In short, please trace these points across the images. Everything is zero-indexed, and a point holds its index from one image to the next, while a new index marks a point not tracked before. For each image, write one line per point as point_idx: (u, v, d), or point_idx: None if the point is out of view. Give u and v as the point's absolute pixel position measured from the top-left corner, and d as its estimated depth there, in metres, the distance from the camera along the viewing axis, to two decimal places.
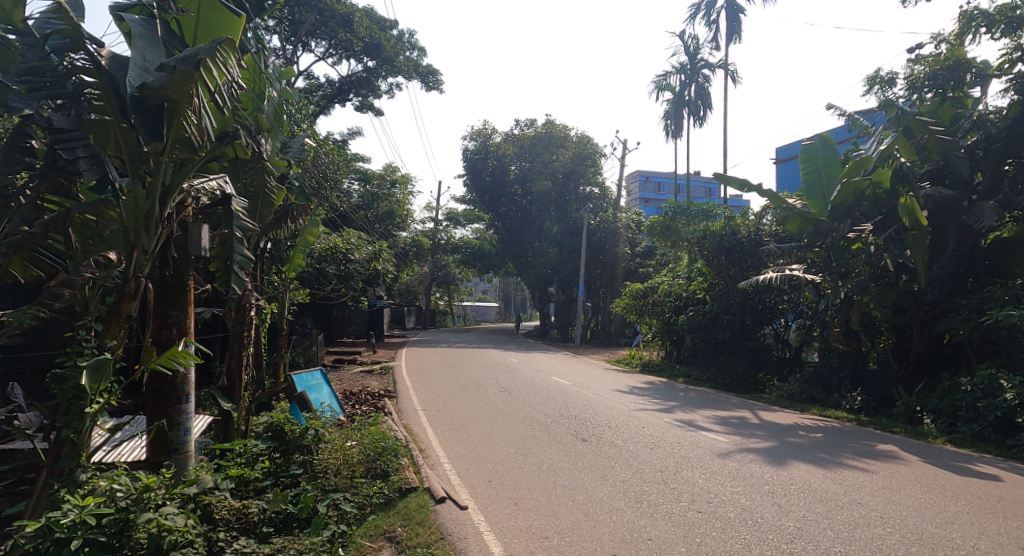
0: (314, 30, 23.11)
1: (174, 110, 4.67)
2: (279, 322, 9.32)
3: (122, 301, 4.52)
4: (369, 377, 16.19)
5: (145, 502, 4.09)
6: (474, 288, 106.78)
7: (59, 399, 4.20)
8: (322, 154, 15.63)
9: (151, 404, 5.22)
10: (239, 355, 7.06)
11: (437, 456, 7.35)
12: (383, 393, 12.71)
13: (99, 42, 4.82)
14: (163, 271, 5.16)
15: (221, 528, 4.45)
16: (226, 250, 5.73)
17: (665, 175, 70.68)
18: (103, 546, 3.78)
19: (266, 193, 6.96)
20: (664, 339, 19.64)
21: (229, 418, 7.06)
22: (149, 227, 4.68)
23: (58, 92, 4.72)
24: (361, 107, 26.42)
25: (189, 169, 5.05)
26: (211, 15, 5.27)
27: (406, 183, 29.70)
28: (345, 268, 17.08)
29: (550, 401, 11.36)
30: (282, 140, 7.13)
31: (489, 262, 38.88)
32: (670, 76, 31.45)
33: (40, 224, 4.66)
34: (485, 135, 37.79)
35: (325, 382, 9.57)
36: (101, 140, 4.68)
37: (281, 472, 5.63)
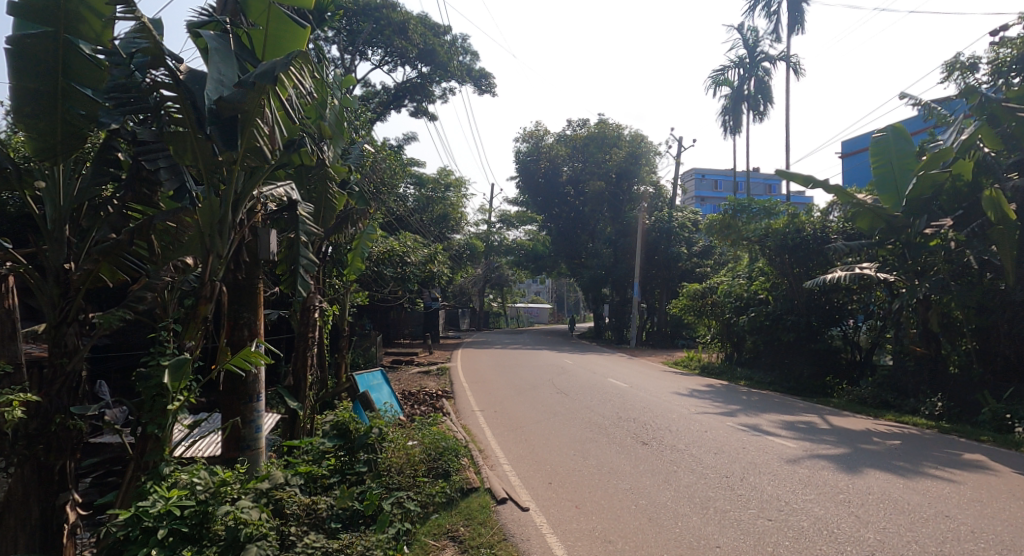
0: (370, 39, 23.76)
1: (246, 120, 4.90)
2: (341, 323, 9.61)
3: (199, 304, 4.76)
4: (426, 378, 16.40)
5: (222, 496, 4.29)
6: (527, 289, 107.32)
7: (144, 396, 4.45)
8: (380, 159, 16.04)
9: (226, 402, 5.52)
10: (304, 356, 7.39)
11: (496, 457, 7.39)
12: (441, 393, 12.93)
13: (177, 58, 5.04)
14: (236, 274, 5.52)
15: (292, 522, 4.61)
16: (293, 254, 6.04)
17: (721, 171, 68.89)
18: (185, 536, 3.97)
19: (328, 199, 7.26)
20: (724, 341, 19.11)
21: (296, 416, 7.39)
22: (222, 233, 4.96)
23: (144, 107, 4.79)
24: (415, 113, 27.00)
25: (259, 178, 5.33)
26: (280, 29, 5.45)
27: (461, 186, 29.49)
28: (401, 271, 17.42)
29: (607, 403, 11.28)
30: (343, 146, 7.31)
31: (542, 263, 38.22)
32: (728, 70, 30.65)
33: (128, 232, 4.91)
34: (538, 135, 37.82)
35: (385, 382, 9.78)
36: (179, 150, 5.03)
37: (346, 469, 5.77)
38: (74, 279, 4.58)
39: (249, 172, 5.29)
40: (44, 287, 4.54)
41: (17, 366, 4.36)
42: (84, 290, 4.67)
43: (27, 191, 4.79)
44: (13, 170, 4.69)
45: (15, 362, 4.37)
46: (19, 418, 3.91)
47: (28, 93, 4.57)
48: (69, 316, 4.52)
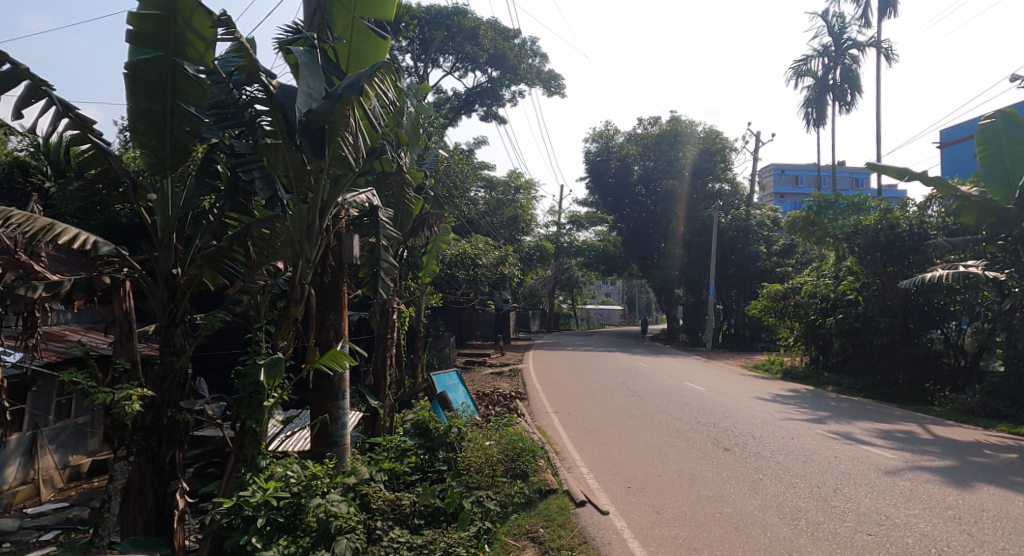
0: (442, 46, 24.29)
1: (332, 131, 5.09)
2: (418, 325, 9.85)
3: (290, 306, 5.02)
4: (499, 379, 16.57)
5: (313, 489, 4.50)
6: (597, 290, 106.60)
7: (243, 393, 4.73)
8: (452, 164, 16.37)
9: (316, 399, 5.83)
10: (383, 356, 7.72)
11: (573, 459, 7.36)
12: (514, 394, 13.01)
13: (270, 73, 5.34)
14: (323, 278, 5.82)
15: (378, 516, 4.77)
16: (374, 257, 6.28)
17: (802, 166, 65.81)
18: (281, 526, 4.20)
19: (405, 204, 7.49)
20: (809, 344, 18.20)
21: (377, 414, 7.68)
22: (311, 238, 5.20)
23: (238, 122, 5.44)
24: (486, 117, 27.35)
25: (344, 185, 5.55)
26: (365, 42, 5.65)
27: (531, 188, 29.36)
28: (473, 273, 17.66)
29: (684, 407, 11.01)
30: (420, 151, 7.50)
31: (613, 264, 37.79)
32: (811, 59, 29.23)
33: (227, 238, 5.21)
34: (608, 136, 37.40)
35: (461, 382, 9.97)
36: (272, 161, 5.29)
37: (427, 467, 5.90)
38: (181, 283, 4.96)
39: (335, 179, 5.51)
40: (156, 291, 4.92)
41: (134, 362, 4.74)
42: (189, 293, 5.05)
43: (140, 203, 5.22)
44: (129, 184, 5.12)
45: (132, 359, 4.75)
46: (137, 411, 4.27)
47: (142, 112, 4.97)
48: (177, 317, 4.90)
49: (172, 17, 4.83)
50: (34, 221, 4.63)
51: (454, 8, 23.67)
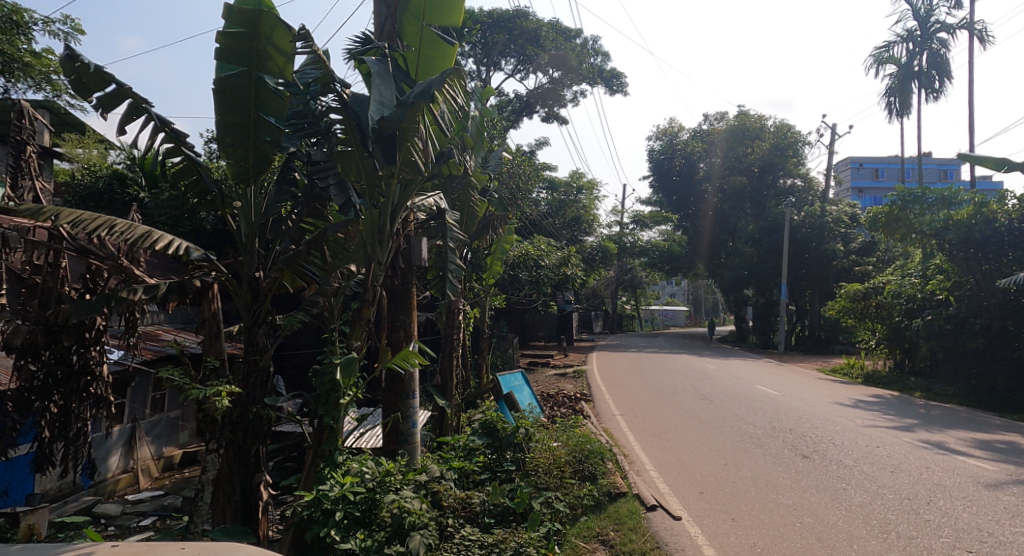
0: (504, 49, 24.48)
1: (403, 137, 5.23)
2: (483, 326, 9.94)
3: (363, 307, 5.18)
4: (563, 380, 16.52)
5: (387, 485, 4.61)
6: (662, 291, 104.43)
7: (320, 391, 4.91)
8: (516, 166, 16.44)
9: (388, 398, 6.02)
10: (450, 356, 7.85)
11: (642, 463, 7.24)
12: (580, 396, 12.92)
13: (343, 82, 5.55)
14: (394, 280, 5.98)
15: (449, 514, 4.86)
16: (442, 260, 6.41)
17: (883, 159, 62.19)
18: (358, 519, 4.33)
19: (471, 206, 7.60)
20: (893, 347, 17.17)
21: (444, 413, 7.81)
22: (382, 241, 5.37)
23: (314, 131, 5.67)
24: (547, 118, 27.32)
25: (413, 189, 5.69)
26: (432, 47, 5.77)
27: (593, 187, 29.13)
28: (537, 274, 17.66)
29: (757, 411, 10.64)
30: (485, 154, 7.57)
31: (679, 264, 36.90)
32: (894, 46, 27.60)
33: (305, 242, 5.42)
34: (672, 133, 36.62)
35: (526, 383, 10.01)
36: (346, 168, 5.50)
37: (496, 467, 5.95)
38: (263, 286, 5.22)
39: (404, 184, 5.66)
40: (240, 293, 5.20)
41: (222, 360, 5.03)
42: (270, 295, 5.31)
43: (227, 210, 5.53)
44: (218, 193, 5.44)
45: (220, 357, 5.04)
46: (225, 406, 4.52)
47: (228, 125, 5.21)
48: (260, 318, 5.16)
49: (256, 34, 5.18)
50: (134, 230, 4.96)
51: (516, 11, 23.81)
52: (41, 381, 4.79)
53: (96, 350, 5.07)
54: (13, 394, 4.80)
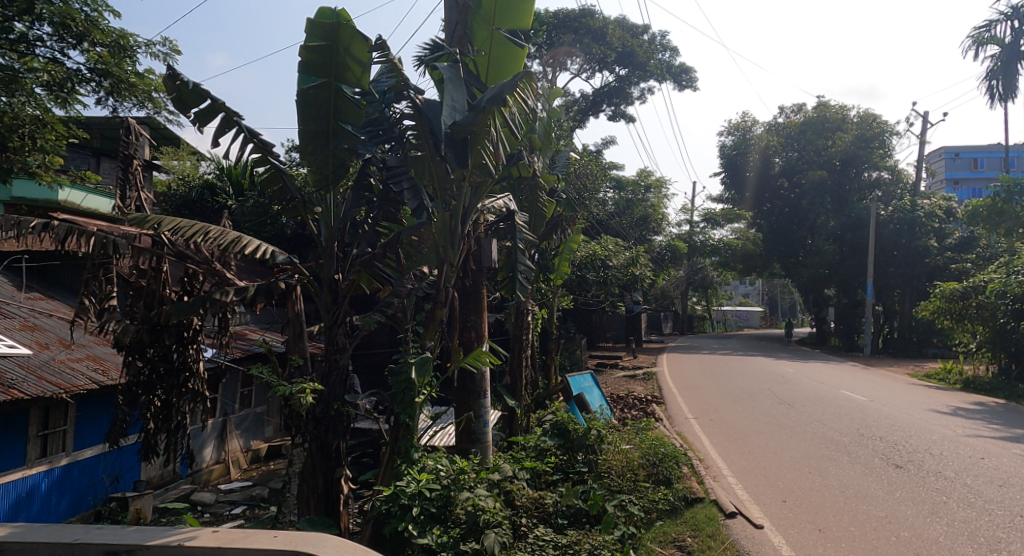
0: (570, 49, 24.41)
1: (475, 140, 5.30)
2: (551, 327, 9.93)
3: (436, 308, 5.29)
4: (632, 382, 16.27)
5: (462, 483, 4.69)
6: (735, 292, 101.14)
7: (396, 389, 5.05)
8: (583, 166, 16.37)
9: (461, 398, 6.11)
10: (519, 357, 7.91)
11: (719, 468, 7.03)
12: (651, 398, 12.69)
13: (417, 89, 5.70)
14: (465, 281, 6.08)
15: (522, 513, 4.89)
16: (512, 261, 6.44)
17: (982, 148, 57.61)
18: (433, 515, 4.43)
19: (539, 207, 7.62)
20: (996, 351, 15.88)
21: (514, 413, 7.89)
22: (454, 244, 5.49)
23: (390, 137, 5.91)
24: (614, 116, 27.00)
25: (484, 192, 5.75)
26: (504, 52, 5.84)
27: (662, 186, 28.52)
28: (604, 275, 17.51)
29: (842, 417, 10.11)
30: (553, 155, 7.57)
31: (753, 263, 35.58)
32: (996, 25, 25.54)
33: (381, 245, 5.61)
34: (746, 128, 35.56)
35: (595, 384, 9.94)
36: (419, 172, 5.60)
37: (567, 468, 5.94)
38: (342, 287, 5.43)
39: (475, 187, 5.74)
40: (321, 294, 5.44)
41: (304, 359, 5.28)
42: (348, 297, 5.52)
43: (308, 216, 5.80)
44: (300, 200, 5.72)
45: (303, 356, 5.29)
46: (308, 402, 4.72)
47: (309, 134, 5.44)
48: (339, 319, 5.37)
49: (335, 46, 5.39)
50: (225, 235, 5.29)
51: (582, 10, 23.69)
52: (146, 376, 5.19)
53: (193, 348, 5.44)
54: (122, 388, 5.20)
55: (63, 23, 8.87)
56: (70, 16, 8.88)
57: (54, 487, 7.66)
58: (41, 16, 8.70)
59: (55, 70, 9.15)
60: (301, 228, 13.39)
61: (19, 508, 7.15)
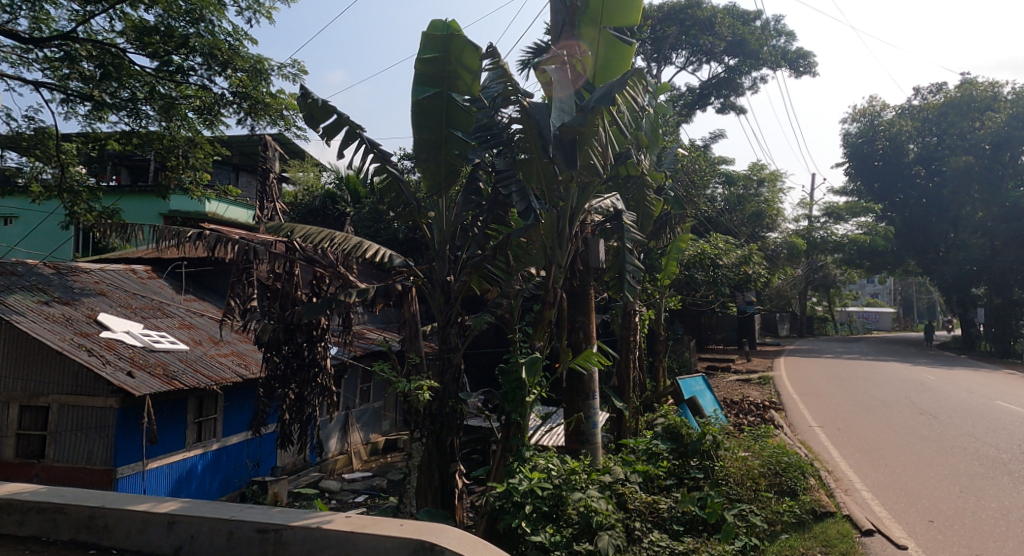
0: (676, 42, 23.69)
1: (583, 141, 5.30)
2: (658, 329, 9.70)
3: (544, 308, 5.33)
4: (747, 386, 15.48)
5: (573, 483, 4.70)
6: (862, 291, 93.49)
7: (507, 389, 5.15)
8: (690, 162, 15.82)
9: (570, 399, 6.13)
10: (628, 358, 7.81)
11: (850, 481, 6.56)
12: (769, 403, 12.02)
13: (526, 93, 5.80)
14: (573, 281, 6.10)
15: (636, 517, 4.83)
16: (620, 261, 6.33)
17: None
18: (545, 514, 4.47)
19: (647, 205, 7.47)
20: None
21: (623, 415, 7.79)
22: (561, 244, 5.51)
23: (499, 141, 6.05)
24: (723, 109, 25.87)
25: (592, 192, 5.76)
26: (611, 50, 5.79)
27: (776, 179, 26.94)
28: (714, 274, 16.84)
29: (997, 431, 9.05)
30: (660, 152, 7.39)
31: (884, 260, 32.70)
32: None
33: (491, 247, 5.72)
34: (874, 113, 32.56)
35: (707, 388, 9.59)
36: (527, 174, 5.70)
37: (682, 473, 5.79)
38: (454, 289, 5.63)
39: (583, 187, 5.73)
40: (435, 295, 5.65)
41: (420, 357, 5.52)
42: (460, 297, 5.70)
43: (423, 220, 6.05)
44: (414, 205, 6.02)
45: (419, 354, 5.54)
46: (425, 399, 4.94)
47: (424, 143, 5.70)
48: (451, 319, 5.55)
49: (448, 56, 5.52)
50: (348, 240, 5.64)
51: (688, 1, 22.91)
52: (282, 371, 5.67)
53: (321, 346, 5.85)
54: (262, 380, 5.73)
55: (210, 53, 9.96)
56: (217, 46, 10.00)
57: (207, 469, 8.57)
58: (194, 48, 9.89)
59: (205, 95, 10.19)
60: (413, 232, 14.00)
61: (180, 486, 8.10)
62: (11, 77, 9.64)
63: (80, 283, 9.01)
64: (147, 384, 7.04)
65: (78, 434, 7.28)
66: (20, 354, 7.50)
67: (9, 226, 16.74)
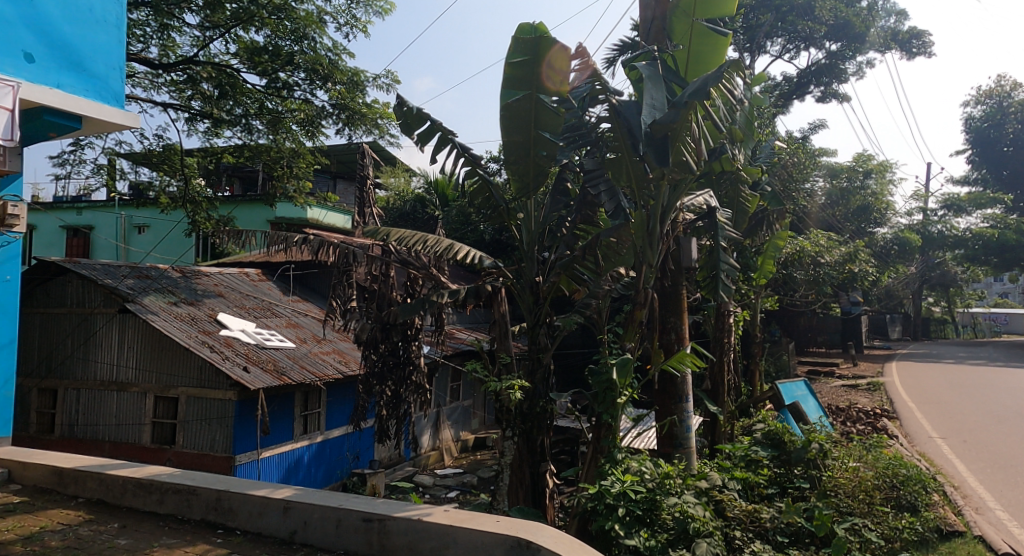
0: (771, 30, 22.54)
1: (676, 138, 5.14)
2: (755, 330, 9.29)
3: (636, 309, 5.24)
4: (854, 392, 14.48)
5: (668, 488, 4.59)
6: (988, 291, 84.94)
7: (597, 390, 5.11)
8: (789, 154, 14.99)
9: (662, 401, 6.00)
10: (722, 360, 7.54)
11: (981, 499, 5.99)
12: (881, 411, 11.19)
13: (616, 91, 5.73)
14: (664, 281, 5.97)
15: (736, 526, 4.66)
16: (714, 260, 6.11)
17: None
18: (640, 518, 4.40)
19: (742, 202, 7.17)
20: None
21: (718, 420, 7.53)
22: (652, 244, 5.39)
23: (588, 141, 6.02)
24: (824, 97, 24.34)
25: (683, 189, 5.62)
26: (704, 43, 5.62)
27: (886, 170, 25.01)
28: (816, 273, 15.87)
29: None
30: (755, 146, 7.07)
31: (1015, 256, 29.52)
32: None
33: (580, 248, 5.69)
34: (1002, 93, 29.28)
35: (810, 393, 9.07)
36: (617, 174, 5.63)
37: (785, 483, 5.51)
38: (543, 289, 5.66)
39: (674, 185, 5.59)
40: (524, 296, 5.72)
41: (510, 357, 5.59)
42: (549, 298, 5.73)
43: (512, 222, 6.13)
44: (504, 207, 6.11)
45: (509, 354, 5.62)
46: (517, 398, 5.00)
47: (513, 146, 5.76)
48: (540, 319, 5.60)
49: (537, 59, 5.53)
50: (441, 243, 5.81)
51: None
52: (379, 369, 5.91)
53: (415, 344, 6.07)
54: (362, 377, 5.99)
55: (313, 68, 10.58)
56: (318, 61, 10.59)
57: (313, 460, 9.12)
58: (298, 64, 10.55)
59: (307, 109, 10.83)
60: (500, 234, 14.19)
61: (289, 475, 8.67)
62: (143, 100, 10.67)
63: (202, 285, 9.84)
64: (260, 379, 7.58)
65: (202, 423, 7.97)
66: (153, 350, 8.30)
67: (142, 234, 18.53)
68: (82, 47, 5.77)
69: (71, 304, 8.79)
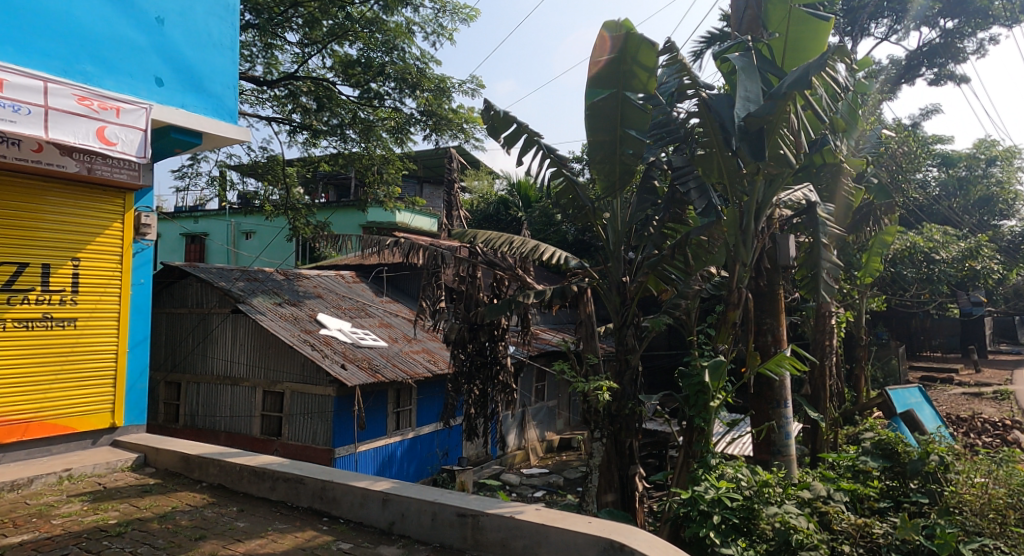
0: (876, 10, 21.04)
1: (772, 130, 4.90)
2: (859, 332, 8.71)
3: (728, 310, 5.05)
4: (977, 401, 13.22)
5: (767, 496, 4.39)
6: None
7: (689, 393, 4.97)
8: (897, 142, 13.92)
9: (758, 406, 5.75)
10: (823, 364, 7.13)
11: None
12: (1009, 422, 10.15)
13: (707, 85, 5.54)
14: (759, 281, 5.72)
15: (844, 540, 4.40)
16: (814, 258, 5.76)
17: None
18: (736, 526, 4.23)
19: (844, 196, 6.75)
20: None
21: (819, 427, 7.13)
22: (746, 242, 5.17)
23: (675, 137, 5.86)
24: (938, 80, 22.41)
25: (780, 184, 5.35)
26: (802, 29, 5.33)
27: (1013, 156, 22.65)
28: (929, 271, 14.64)
29: None
30: (859, 136, 6.62)
31: None
32: None
33: (669, 247, 5.54)
34: None
35: (925, 401, 8.39)
36: (707, 170, 5.44)
37: (900, 497, 5.13)
38: (631, 290, 5.58)
39: (769, 179, 5.33)
40: (611, 296, 5.66)
41: (598, 358, 5.55)
42: (637, 298, 5.64)
43: (598, 222, 6.08)
44: (589, 207, 6.06)
45: (596, 355, 5.58)
46: (605, 400, 4.96)
47: (598, 145, 5.70)
48: (628, 320, 5.53)
49: (623, 55, 5.49)
50: (526, 243, 5.86)
51: None
52: (467, 368, 6.03)
53: (502, 344, 6.15)
54: (451, 377, 6.15)
55: (402, 77, 11.00)
56: (407, 71, 11.04)
57: (405, 455, 9.46)
58: (388, 75, 10.99)
59: (396, 117, 11.25)
60: (584, 234, 14.10)
61: (384, 468, 9.04)
62: (250, 116, 11.46)
63: (302, 287, 10.45)
64: (356, 376, 7.95)
65: (305, 417, 8.46)
66: (261, 348, 8.91)
67: (250, 240, 19.98)
68: (202, 69, 6.30)
69: (191, 304, 9.59)
